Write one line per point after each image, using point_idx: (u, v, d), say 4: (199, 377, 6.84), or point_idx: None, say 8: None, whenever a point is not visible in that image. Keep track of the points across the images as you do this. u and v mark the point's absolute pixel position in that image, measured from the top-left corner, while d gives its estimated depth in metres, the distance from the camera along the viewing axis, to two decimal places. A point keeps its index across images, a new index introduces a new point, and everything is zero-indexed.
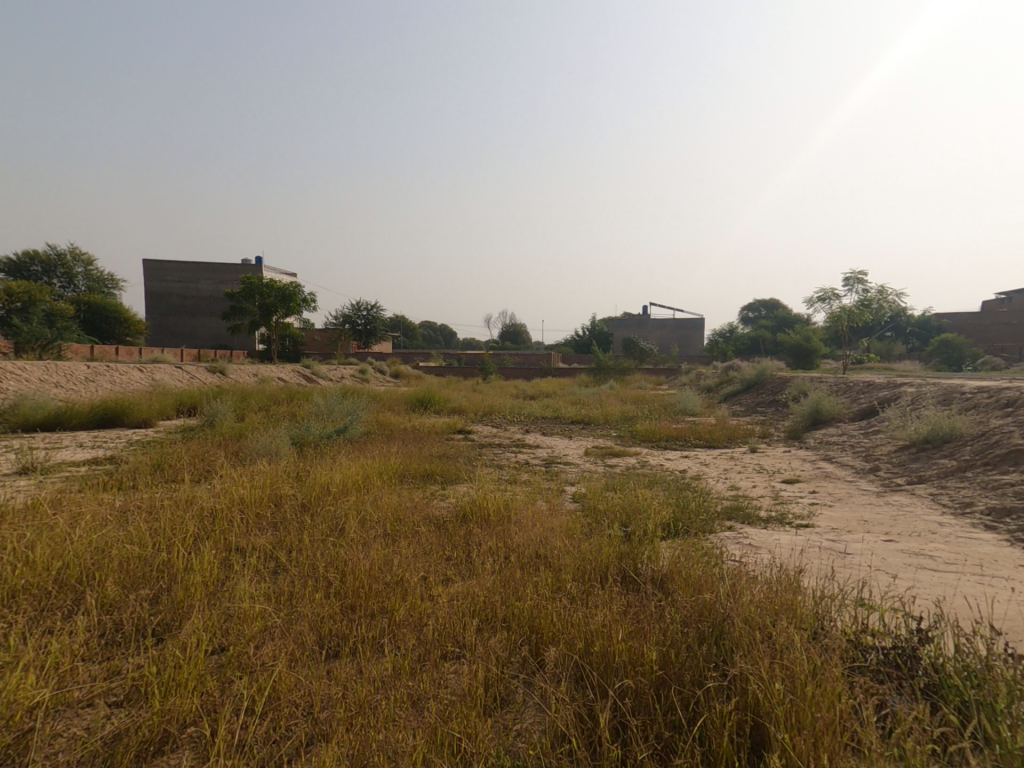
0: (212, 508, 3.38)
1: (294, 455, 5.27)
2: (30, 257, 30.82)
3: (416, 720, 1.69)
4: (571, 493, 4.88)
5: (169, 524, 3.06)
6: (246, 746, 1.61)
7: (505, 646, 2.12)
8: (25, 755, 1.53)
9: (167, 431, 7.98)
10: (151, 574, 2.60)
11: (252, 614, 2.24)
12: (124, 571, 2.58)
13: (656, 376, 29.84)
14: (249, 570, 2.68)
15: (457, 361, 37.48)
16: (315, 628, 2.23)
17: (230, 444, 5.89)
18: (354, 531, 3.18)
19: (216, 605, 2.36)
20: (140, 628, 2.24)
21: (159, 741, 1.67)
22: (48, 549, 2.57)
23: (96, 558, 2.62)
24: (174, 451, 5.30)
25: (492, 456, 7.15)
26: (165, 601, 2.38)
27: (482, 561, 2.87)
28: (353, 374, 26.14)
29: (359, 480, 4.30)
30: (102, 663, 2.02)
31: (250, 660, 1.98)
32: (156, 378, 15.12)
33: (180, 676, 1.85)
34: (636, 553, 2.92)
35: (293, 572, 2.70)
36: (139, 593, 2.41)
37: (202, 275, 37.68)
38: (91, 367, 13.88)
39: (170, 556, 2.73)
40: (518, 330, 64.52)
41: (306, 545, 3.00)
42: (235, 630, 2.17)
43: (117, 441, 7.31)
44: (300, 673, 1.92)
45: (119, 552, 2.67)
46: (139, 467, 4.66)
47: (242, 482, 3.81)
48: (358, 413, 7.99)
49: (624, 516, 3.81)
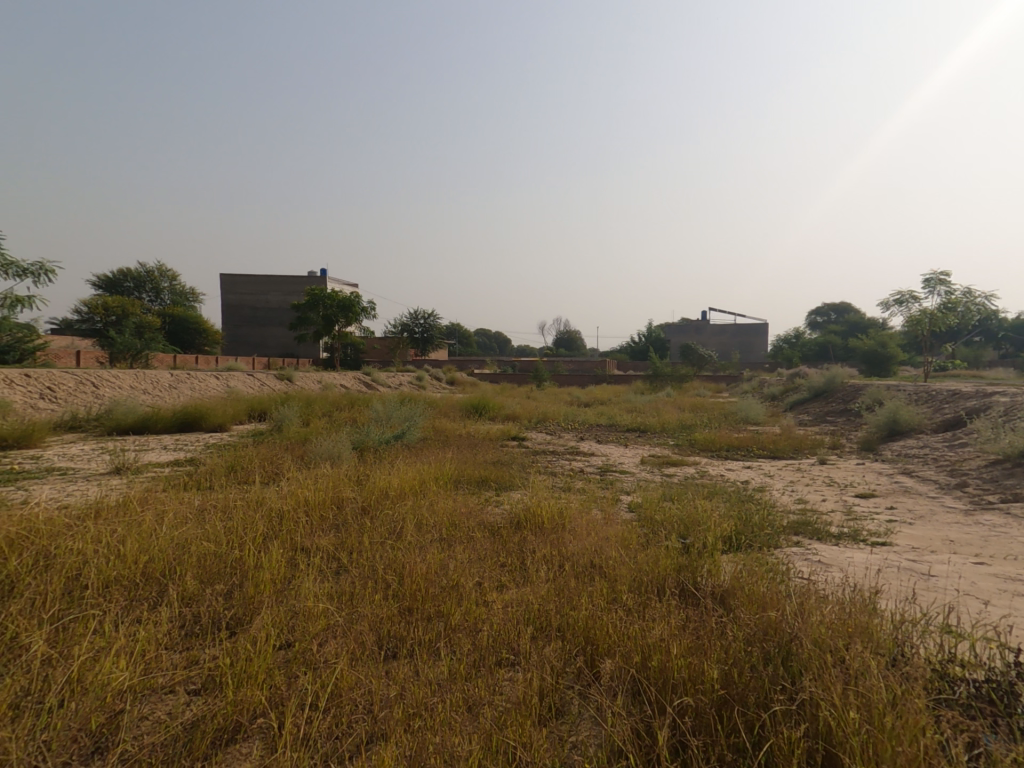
0: (280, 510, 3.55)
1: (353, 460, 5.46)
2: (124, 275, 33.71)
3: (471, 725, 1.71)
4: (626, 502, 4.79)
5: (241, 523, 3.23)
6: (310, 739, 1.68)
7: (560, 655, 2.10)
8: (121, 732, 1.68)
9: (238, 436, 8.39)
10: (225, 571, 2.75)
11: (316, 612, 2.33)
12: (202, 567, 2.75)
13: (716, 383, 28.86)
14: (314, 569, 2.80)
15: (511, 367, 38.69)
16: (374, 629, 2.29)
17: (295, 448, 6.19)
18: (411, 536, 3.25)
19: (282, 603, 2.47)
20: (216, 621, 2.38)
21: (232, 729, 1.76)
22: (137, 544, 2.78)
23: (177, 553, 2.82)
24: (245, 455, 5.61)
25: (546, 462, 7.14)
26: (238, 597, 2.52)
27: (537, 568, 2.87)
28: (409, 381, 26.88)
29: (416, 485, 4.40)
30: (182, 653, 2.15)
31: (314, 657, 2.06)
32: (231, 385, 16.11)
33: (251, 669, 1.95)
34: (695, 565, 2.82)
35: (353, 572, 2.79)
36: (215, 588, 2.56)
37: (273, 287, 39.98)
38: (176, 375, 14.99)
39: (242, 554, 2.89)
40: (572, 337, 64.45)
41: (365, 548, 3.10)
42: (300, 627, 2.26)
43: (196, 444, 7.81)
44: (359, 672, 1.97)
45: (198, 549, 2.85)
46: (216, 469, 4.98)
47: (307, 485, 3.98)
48: (413, 419, 8.22)
49: (682, 527, 3.69)
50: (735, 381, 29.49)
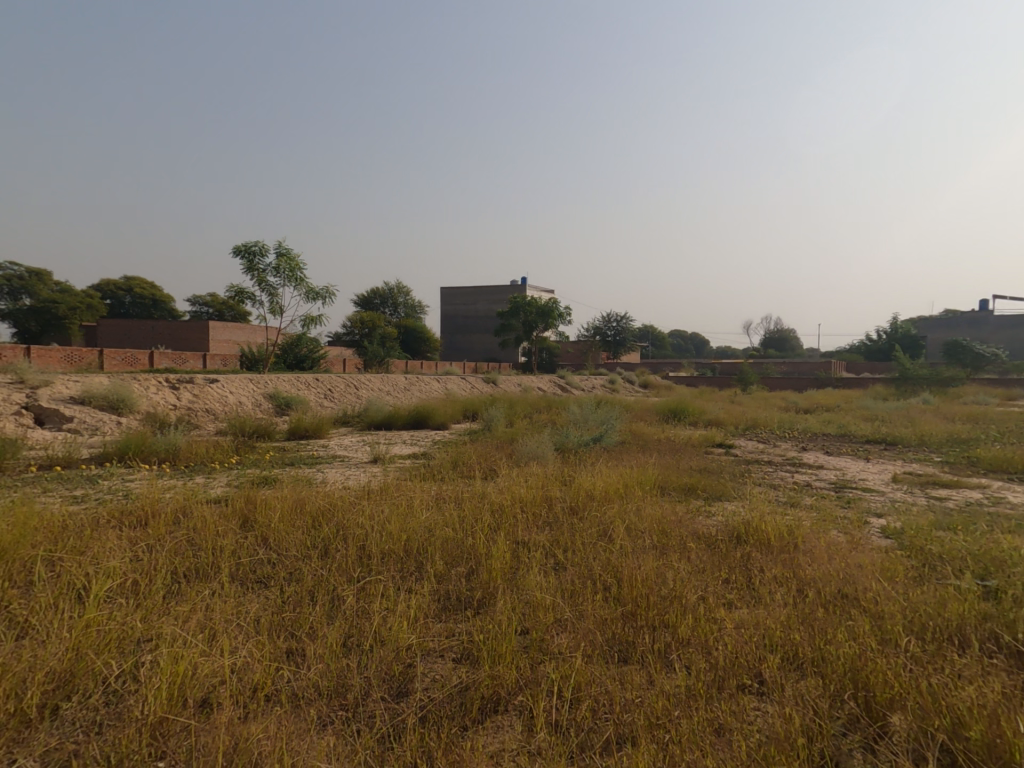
0: (501, 503, 3.84)
1: (557, 460, 5.66)
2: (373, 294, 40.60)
3: (725, 750, 1.62)
4: (879, 527, 4.04)
5: (473, 515, 3.58)
6: (563, 728, 1.77)
7: (815, 688, 1.89)
8: (413, 685, 2.04)
9: (458, 434, 9.46)
10: (463, 554, 3.09)
11: (547, 604, 2.45)
12: (446, 548, 3.12)
13: (994, 388, 23.01)
14: (537, 563, 2.94)
15: (712, 370, 36.30)
16: (601, 629, 2.30)
17: (505, 447, 6.66)
18: (623, 540, 3.22)
19: (514, 591, 2.66)
20: (463, 598, 2.68)
21: (493, 701, 1.95)
22: (400, 524, 3.32)
23: (428, 534, 3.26)
24: (465, 451, 6.23)
25: (764, 474, 6.49)
26: (477, 580, 2.79)
27: (770, 590, 2.60)
28: (604, 384, 26.99)
29: (621, 489, 4.36)
30: (441, 622, 2.47)
31: (550, 647, 2.17)
32: (449, 388, 18.19)
33: (500, 649, 2.13)
34: (1005, 615, 2.26)
35: (573, 570, 2.86)
36: (458, 569, 2.90)
37: (481, 298, 43.96)
38: (411, 378, 17.47)
39: (476, 541, 3.20)
40: (785, 337, 57.89)
41: (580, 548, 3.16)
42: (534, 617, 2.40)
43: (427, 440, 8.97)
44: (595, 669, 2.01)
45: (441, 533, 3.25)
46: (445, 463, 5.64)
47: (519, 483, 4.25)
48: (611, 423, 8.22)
49: (973, 564, 2.95)
50: (1022, 387, 23.12)
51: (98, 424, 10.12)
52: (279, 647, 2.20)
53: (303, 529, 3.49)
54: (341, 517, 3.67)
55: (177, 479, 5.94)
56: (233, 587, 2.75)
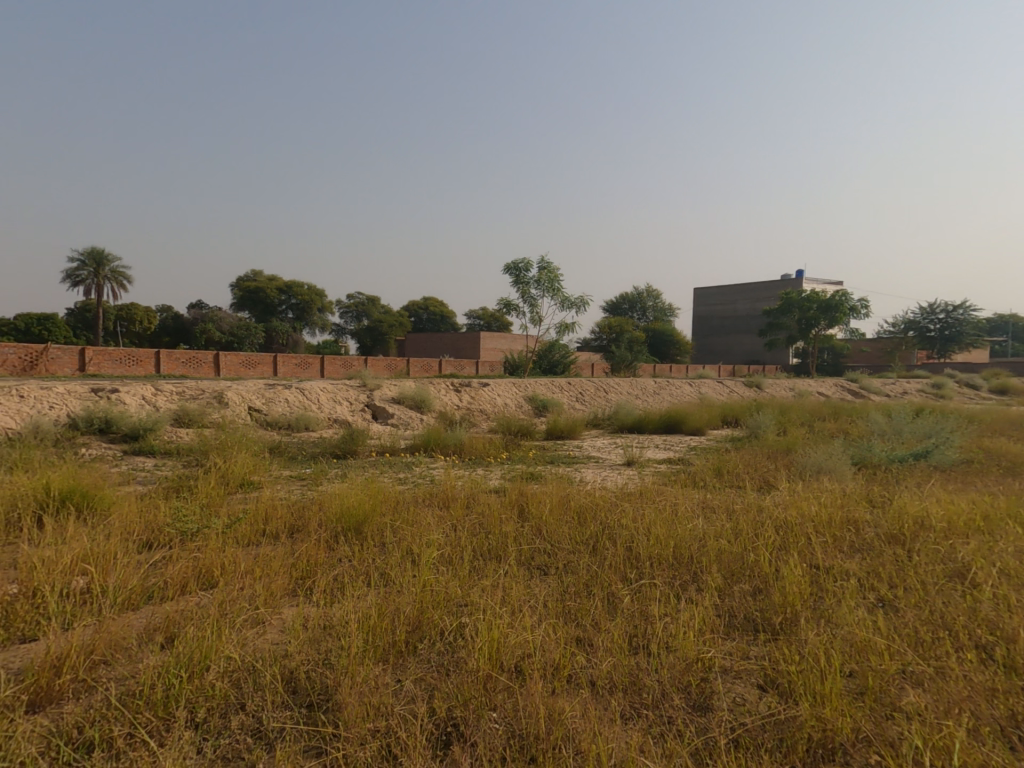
0: (786, 521, 3.72)
1: (856, 479, 4.84)
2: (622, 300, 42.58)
3: None
4: None
5: (752, 529, 3.62)
6: None
7: None
8: (715, 701, 2.17)
9: (717, 441, 9.06)
10: (745, 571, 3.16)
11: (869, 646, 2.30)
12: (722, 561, 3.25)
13: None
14: (852, 596, 2.74)
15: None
16: (978, 700, 2.01)
17: (779, 457, 6.03)
18: (999, 588, 2.72)
19: (826, 625, 2.56)
20: (751, 619, 2.73)
21: (826, 746, 1.91)
22: (665, 530, 3.63)
23: (698, 545, 3.45)
24: (730, 460, 5.88)
25: None
26: (772, 603, 2.79)
27: None
28: (908, 391, 22.28)
29: (979, 520, 3.65)
30: (730, 640, 2.58)
31: (893, 703, 2.02)
32: (701, 393, 17.69)
33: (823, 692, 2.07)
34: None
35: (909, 613, 2.59)
36: (741, 587, 2.98)
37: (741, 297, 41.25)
38: (662, 385, 18.05)
39: (758, 558, 3.24)
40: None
41: (915, 587, 2.83)
42: (860, 659, 2.27)
43: (682, 444, 8.74)
44: (989, 752, 1.75)
45: (714, 546, 3.39)
46: (705, 471, 5.40)
47: (810, 500, 4.03)
48: (945, 438, 6.69)
49: None
50: None
51: (409, 421, 12.91)
52: (564, 629, 2.69)
53: (568, 527, 4.10)
54: (602, 516, 4.20)
55: (468, 469, 7.06)
56: (521, 571, 3.48)
